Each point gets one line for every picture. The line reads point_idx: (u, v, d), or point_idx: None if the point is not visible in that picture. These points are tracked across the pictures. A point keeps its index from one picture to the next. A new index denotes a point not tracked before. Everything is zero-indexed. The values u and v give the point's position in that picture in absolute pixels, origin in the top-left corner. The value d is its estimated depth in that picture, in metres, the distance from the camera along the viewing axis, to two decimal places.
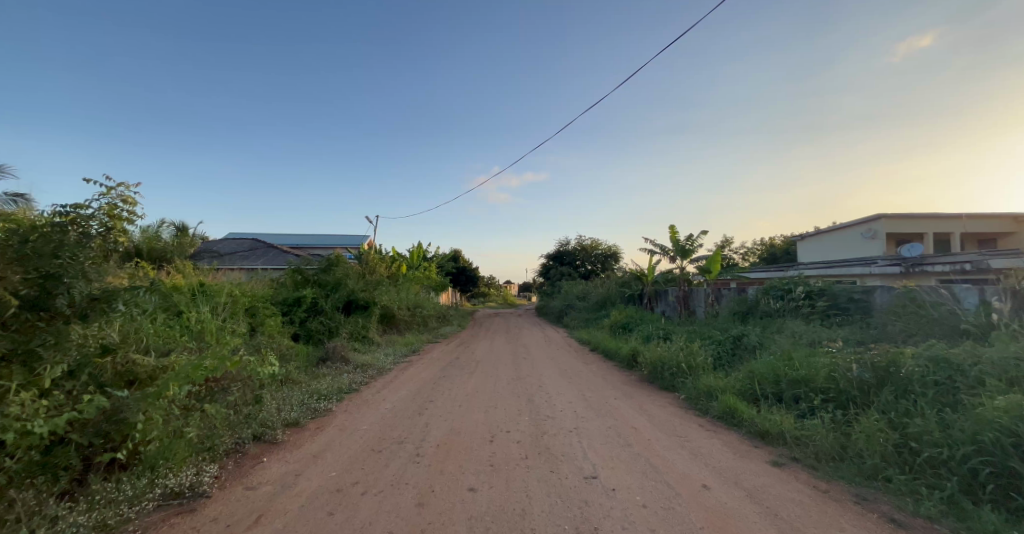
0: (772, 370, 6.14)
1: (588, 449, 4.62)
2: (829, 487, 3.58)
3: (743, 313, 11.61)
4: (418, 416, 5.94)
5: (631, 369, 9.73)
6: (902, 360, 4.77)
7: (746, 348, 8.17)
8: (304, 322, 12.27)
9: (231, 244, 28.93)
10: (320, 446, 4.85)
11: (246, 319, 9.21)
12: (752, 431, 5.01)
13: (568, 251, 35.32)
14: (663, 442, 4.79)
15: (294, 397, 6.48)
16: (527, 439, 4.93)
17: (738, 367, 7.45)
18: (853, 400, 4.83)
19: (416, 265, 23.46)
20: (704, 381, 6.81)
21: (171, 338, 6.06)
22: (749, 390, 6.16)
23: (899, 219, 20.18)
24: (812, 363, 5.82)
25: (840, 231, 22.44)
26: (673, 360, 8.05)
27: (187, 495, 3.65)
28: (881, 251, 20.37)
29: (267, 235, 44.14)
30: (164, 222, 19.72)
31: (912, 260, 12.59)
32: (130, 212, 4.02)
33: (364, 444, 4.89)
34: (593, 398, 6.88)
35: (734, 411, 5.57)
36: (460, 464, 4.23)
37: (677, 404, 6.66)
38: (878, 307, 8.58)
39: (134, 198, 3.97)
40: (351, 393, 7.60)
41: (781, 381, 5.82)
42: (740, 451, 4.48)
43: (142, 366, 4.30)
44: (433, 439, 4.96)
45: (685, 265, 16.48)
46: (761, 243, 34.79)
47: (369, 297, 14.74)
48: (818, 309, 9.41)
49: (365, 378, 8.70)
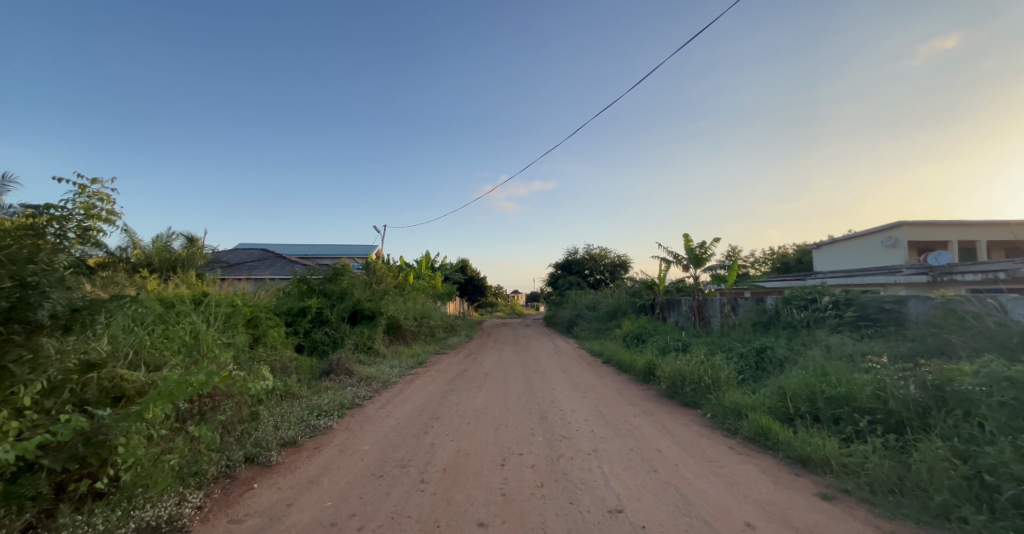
0: (804, 386, 5.68)
1: (611, 476, 4.15)
2: (894, 529, 3.11)
3: (764, 324, 11.07)
4: (423, 435, 5.55)
5: (648, 383, 9.26)
6: (959, 377, 4.29)
7: (771, 362, 7.70)
8: (308, 332, 12.01)
9: (240, 254, 29.04)
10: (316, 471, 4.44)
11: (247, 331, 8.93)
12: (790, 456, 4.53)
13: (577, 259, 34.86)
14: (692, 468, 4.32)
15: (293, 414, 6.15)
16: (542, 464, 4.48)
17: (765, 382, 6.99)
18: (907, 422, 4.34)
19: (423, 275, 23.21)
20: (730, 398, 6.35)
21: (164, 350, 5.77)
22: (781, 408, 5.68)
23: (923, 227, 19.49)
24: (852, 380, 5.32)
25: (859, 239, 21.74)
26: (694, 374, 7.59)
27: (164, 529, 3.25)
28: (904, 260, 19.73)
29: (277, 244, 44.02)
30: (175, 233, 19.75)
31: (939, 269, 12.11)
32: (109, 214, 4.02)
33: (364, 468, 4.49)
34: (610, 416, 6.43)
35: (767, 431, 5.09)
36: (469, 493, 3.81)
37: (702, 422, 6.18)
38: (912, 319, 8.09)
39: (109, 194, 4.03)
40: (353, 409, 7.20)
41: (817, 400, 5.34)
42: (781, 480, 4.00)
43: (130, 382, 4.33)
44: (439, 463, 4.55)
45: (699, 273, 15.98)
46: (775, 251, 34.07)
47: (376, 307, 14.44)
48: (846, 320, 8.91)
49: (369, 392, 8.34)
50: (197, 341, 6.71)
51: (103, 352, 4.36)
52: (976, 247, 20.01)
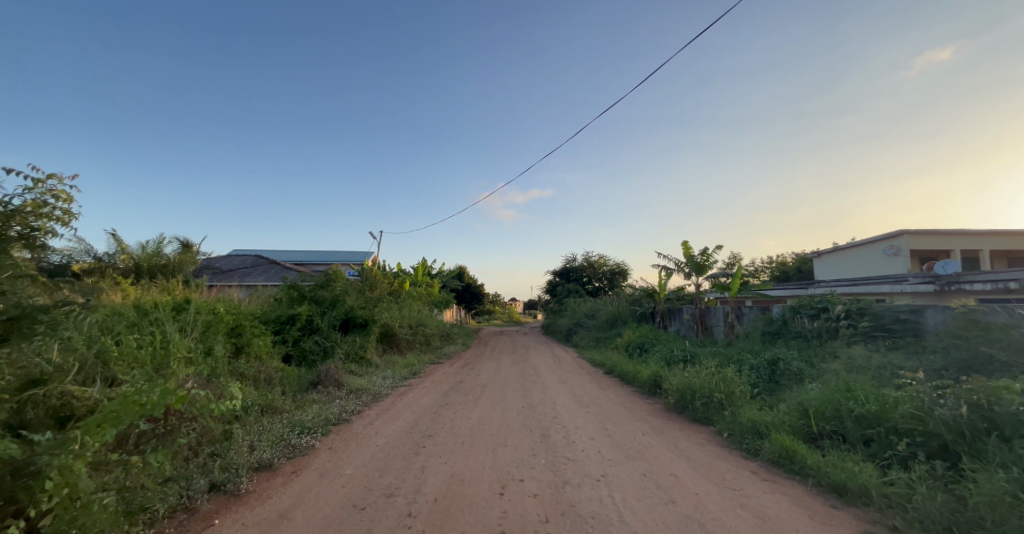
0: (828, 403, 5.22)
1: (624, 508, 3.66)
2: None
3: (772, 334, 10.63)
4: (414, 457, 5.04)
5: (653, 395, 8.79)
6: (1008, 394, 3.84)
7: (784, 375, 7.26)
8: (297, 341, 11.50)
9: (234, 260, 28.35)
10: (289, 503, 3.92)
11: (229, 340, 8.42)
12: (823, 483, 4.03)
13: (575, 267, 34.44)
14: (714, 498, 3.84)
15: (272, 431, 5.67)
16: (546, 493, 3.99)
17: (780, 398, 6.53)
18: (954, 446, 3.86)
19: (419, 282, 22.71)
20: (747, 415, 5.89)
21: (129, 365, 5.31)
22: (804, 427, 5.21)
23: (925, 235, 19.17)
24: (882, 397, 4.86)
25: (860, 247, 21.42)
26: (703, 387, 7.13)
27: None
28: (907, 269, 19.38)
29: (271, 250, 43.43)
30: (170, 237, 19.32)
31: (947, 277, 11.72)
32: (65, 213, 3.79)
33: (344, 498, 3.98)
34: (617, 434, 5.95)
35: (793, 454, 4.62)
36: (462, 530, 3.31)
37: (717, 441, 5.70)
38: (930, 330, 7.67)
39: (67, 194, 3.81)
40: (339, 425, 6.70)
41: (844, 418, 4.89)
42: (816, 514, 3.52)
43: (82, 399, 3.97)
44: (430, 491, 4.04)
45: (701, 281, 15.54)
46: (774, 259, 33.79)
47: (369, 315, 13.91)
48: (860, 330, 8.48)
49: (358, 406, 7.83)
50: (169, 353, 6.22)
51: (54, 366, 4.04)
52: (980, 255, 19.70)
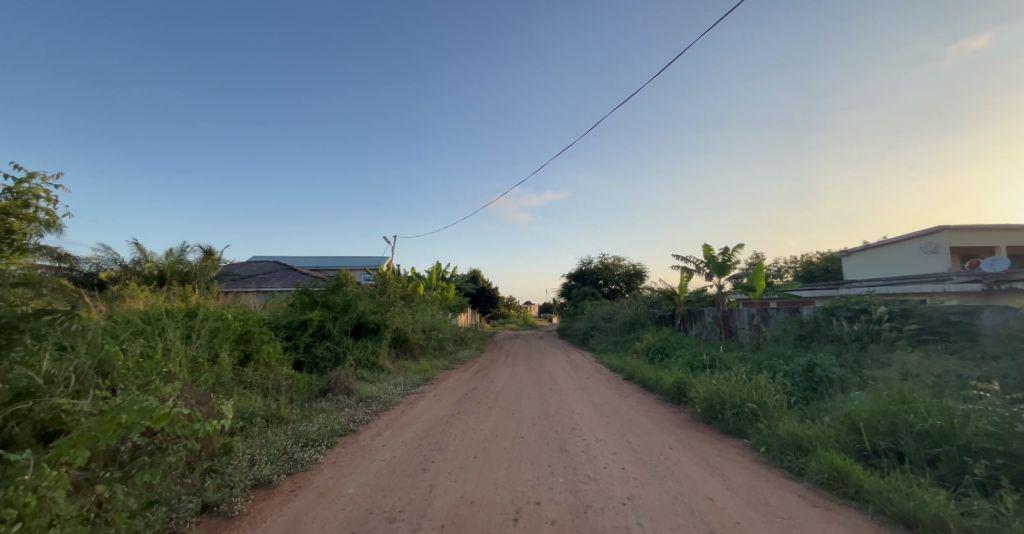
0: (881, 416, 4.66)
1: None
2: None
3: (804, 337, 9.96)
4: (421, 474, 4.65)
5: (678, 404, 8.25)
6: None
7: (824, 383, 6.67)
8: (309, 347, 11.27)
9: (250, 267, 28.58)
10: (284, 527, 3.57)
11: (237, 347, 8.22)
12: (886, 512, 3.51)
13: (591, 270, 33.81)
14: (760, 528, 3.35)
15: (275, 444, 5.36)
16: (566, 519, 3.55)
17: (821, 409, 5.97)
18: None
19: (434, 285, 22.68)
20: (786, 428, 5.35)
21: (127, 373, 5.08)
22: (854, 443, 4.65)
23: (965, 232, 18.09)
24: (948, 410, 4.29)
25: (893, 246, 20.37)
26: (735, 396, 6.59)
27: None
28: (946, 267, 18.30)
29: (288, 257, 43.86)
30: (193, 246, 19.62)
31: (996, 275, 10.86)
32: (49, 213, 3.60)
33: (343, 523, 3.59)
34: (643, 448, 5.46)
35: (846, 475, 4.08)
36: None
37: (754, 457, 5.17)
38: (988, 333, 6.98)
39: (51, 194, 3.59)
40: (345, 436, 6.35)
41: (904, 435, 4.32)
42: None
43: (71, 414, 3.72)
44: (436, 516, 3.64)
45: (725, 282, 14.86)
46: (798, 260, 32.61)
47: (381, 320, 13.63)
48: (905, 333, 7.81)
49: (367, 415, 7.50)
50: (172, 362, 6.00)
51: (43, 378, 3.79)
52: None
